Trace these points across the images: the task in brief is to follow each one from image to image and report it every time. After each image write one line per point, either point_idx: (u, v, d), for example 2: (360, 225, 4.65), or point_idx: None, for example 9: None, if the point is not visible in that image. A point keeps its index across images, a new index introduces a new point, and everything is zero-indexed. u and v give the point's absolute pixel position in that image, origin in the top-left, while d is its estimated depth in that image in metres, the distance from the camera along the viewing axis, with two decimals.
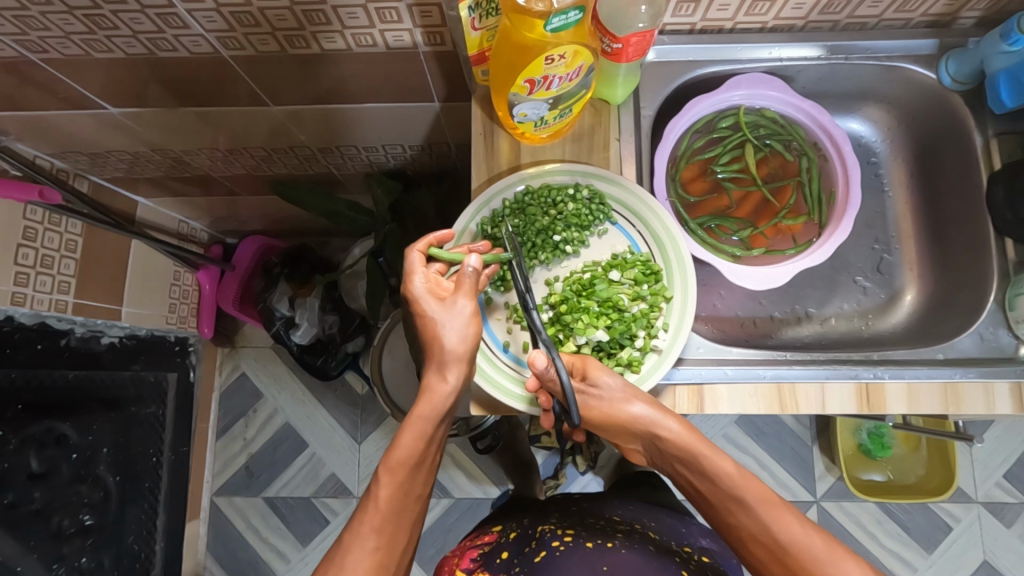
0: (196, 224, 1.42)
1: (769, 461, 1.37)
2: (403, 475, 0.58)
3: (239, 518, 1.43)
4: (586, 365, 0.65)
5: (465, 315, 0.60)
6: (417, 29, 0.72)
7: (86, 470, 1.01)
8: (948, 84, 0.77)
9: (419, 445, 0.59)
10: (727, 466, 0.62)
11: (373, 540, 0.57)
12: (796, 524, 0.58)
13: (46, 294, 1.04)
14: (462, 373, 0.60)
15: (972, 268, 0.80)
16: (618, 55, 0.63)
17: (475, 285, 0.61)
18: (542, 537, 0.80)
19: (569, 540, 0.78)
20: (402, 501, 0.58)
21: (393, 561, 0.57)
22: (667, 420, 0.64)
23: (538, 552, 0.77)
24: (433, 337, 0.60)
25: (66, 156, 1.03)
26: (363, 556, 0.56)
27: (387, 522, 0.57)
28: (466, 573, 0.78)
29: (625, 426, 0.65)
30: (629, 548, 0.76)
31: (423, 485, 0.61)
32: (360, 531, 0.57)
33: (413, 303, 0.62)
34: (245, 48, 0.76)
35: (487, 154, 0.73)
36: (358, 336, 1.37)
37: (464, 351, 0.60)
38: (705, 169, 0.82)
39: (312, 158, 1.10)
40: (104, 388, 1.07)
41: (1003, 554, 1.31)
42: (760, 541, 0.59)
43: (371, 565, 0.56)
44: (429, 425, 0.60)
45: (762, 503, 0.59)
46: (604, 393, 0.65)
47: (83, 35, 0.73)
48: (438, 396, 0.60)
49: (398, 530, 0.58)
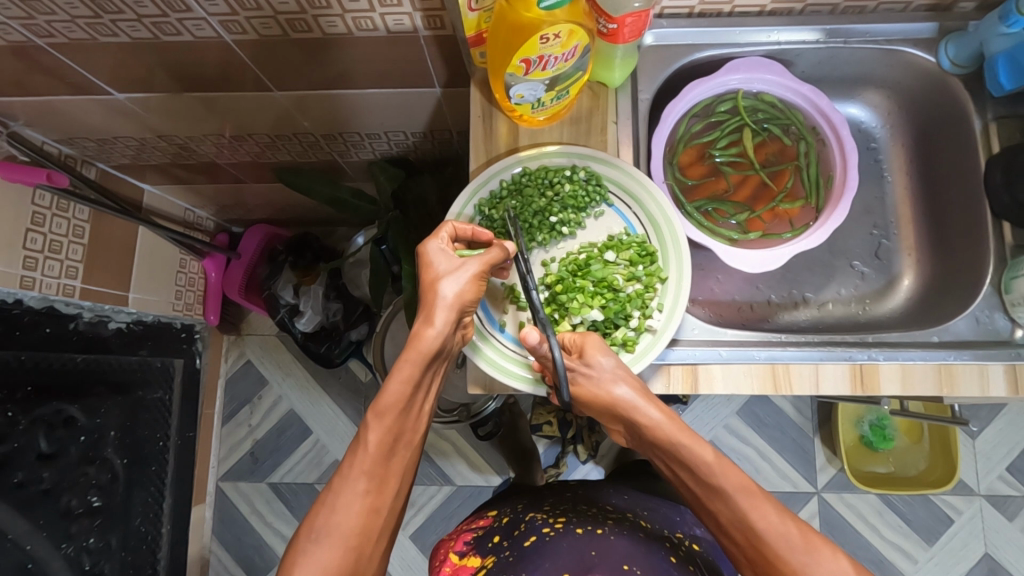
0: (201, 212, 1.43)
1: (769, 451, 1.37)
2: (391, 420, 0.59)
3: (244, 502, 1.45)
4: (586, 343, 0.65)
5: (467, 274, 0.62)
6: (417, 13, 0.73)
7: (93, 452, 1.05)
8: (948, 67, 0.77)
9: (406, 390, 0.60)
10: (706, 455, 0.61)
11: (363, 483, 0.58)
12: (773, 513, 0.58)
13: (54, 279, 1.04)
14: (449, 320, 0.61)
15: (972, 252, 0.80)
16: (614, 36, 0.64)
17: (495, 260, 0.64)
18: (533, 523, 0.81)
19: (560, 526, 0.79)
20: (391, 445, 0.59)
21: (383, 504, 0.59)
22: (647, 407, 0.63)
23: (529, 536, 0.78)
24: (432, 284, 0.62)
25: (73, 142, 1.05)
26: (354, 497, 0.57)
27: (377, 466, 0.59)
28: (458, 556, 0.80)
29: (609, 408, 0.64)
30: (619, 534, 0.76)
31: (412, 431, 0.62)
32: (351, 473, 0.58)
33: (422, 255, 0.64)
34: (247, 32, 0.77)
35: (486, 136, 0.73)
36: (362, 324, 1.39)
37: (455, 303, 0.61)
38: (703, 153, 0.82)
39: (316, 145, 1.10)
40: (116, 372, 1.11)
41: (1004, 547, 1.31)
42: (736, 527, 0.59)
43: (363, 507, 0.57)
44: (415, 369, 0.60)
45: (740, 492, 0.59)
46: (597, 372, 0.64)
47: (88, 19, 0.75)
48: (425, 341, 0.60)
49: (388, 474, 0.59)
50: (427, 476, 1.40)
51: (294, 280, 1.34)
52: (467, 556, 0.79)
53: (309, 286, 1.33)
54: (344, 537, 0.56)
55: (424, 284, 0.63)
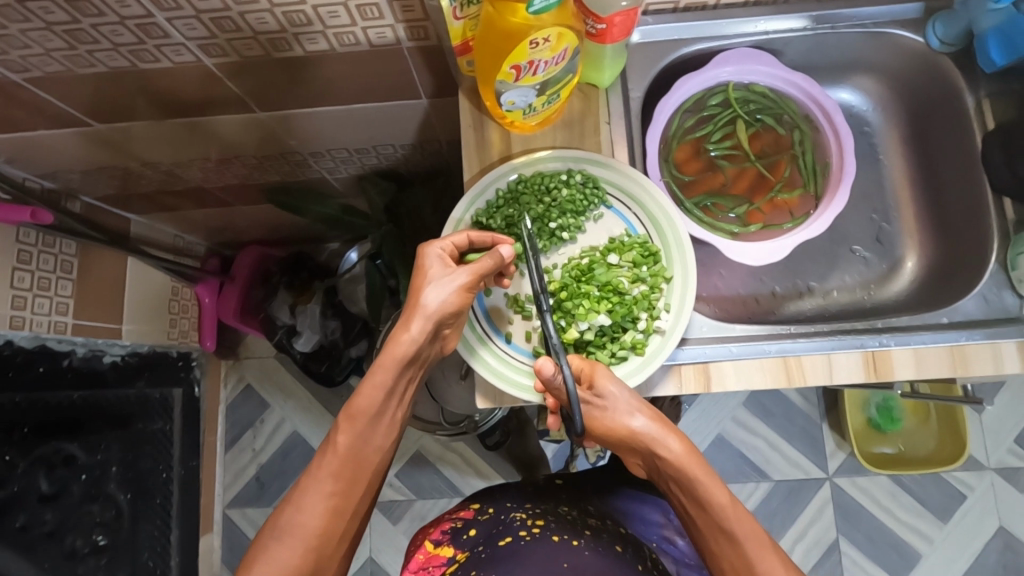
0: (190, 237, 1.41)
1: (779, 440, 1.37)
2: (360, 425, 0.63)
3: (252, 528, 1.42)
4: (595, 373, 0.63)
5: (453, 283, 0.62)
6: (399, 25, 0.72)
7: (96, 489, 1.04)
8: (937, 47, 0.77)
9: (377, 396, 0.63)
10: (720, 496, 0.61)
11: (330, 484, 0.61)
12: (779, 566, 0.59)
13: (45, 316, 0.98)
14: (423, 328, 0.62)
15: (972, 229, 0.80)
16: (603, 36, 0.63)
17: (486, 270, 0.62)
18: (511, 522, 0.77)
19: (537, 530, 0.75)
20: (360, 450, 0.63)
21: (348, 507, 0.62)
22: (669, 439, 0.64)
23: (504, 537, 0.75)
24: (417, 290, 0.63)
25: (56, 176, 1.03)
26: (319, 498, 0.60)
27: (344, 469, 0.62)
28: (433, 544, 0.78)
29: (626, 441, 0.65)
30: (593, 549, 0.72)
31: (382, 438, 0.64)
32: (318, 475, 0.61)
33: (421, 255, 0.65)
34: (228, 55, 0.76)
35: (478, 144, 0.72)
36: (362, 341, 1.37)
37: (433, 312, 0.62)
38: (698, 148, 0.81)
39: (303, 163, 1.09)
40: (116, 406, 1.09)
41: (1018, 520, 1.30)
42: (737, 571, 0.60)
43: (327, 508, 0.60)
44: (387, 375, 0.63)
45: (749, 538, 0.59)
46: (610, 402, 0.63)
47: (65, 51, 0.73)
48: (398, 349, 0.63)
49: (355, 477, 0.62)
50: (436, 488, 1.38)
51: (289, 300, 1.33)
52: (441, 545, 0.77)
53: (305, 305, 1.32)
54: (305, 537, 0.59)
55: (412, 287, 0.64)
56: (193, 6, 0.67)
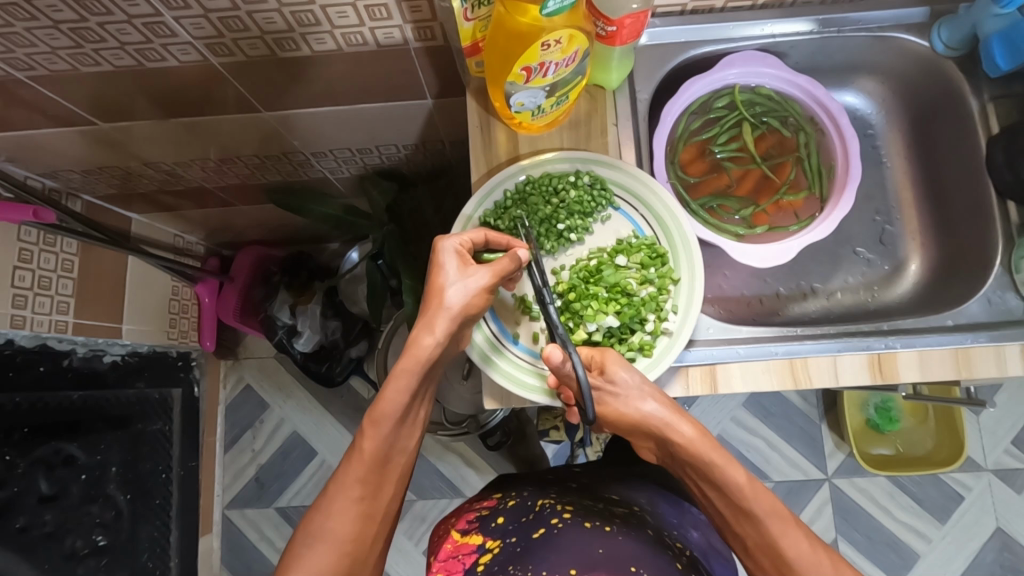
0: (190, 237, 1.40)
1: (778, 441, 1.37)
2: (386, 429, 0.59)
3: (252, 529, 1.42)
4: (606, 358, 0.63)
5: (475, 284, 0.61)
6: (407, 25, 0.72)
7: (96, 490, 1.03)
8: (942, 51, 0.78)
9: (402, 399, 0.60)
10: (739, 477, 0.58)
11: (358, 490, 0.58)
12: (804, 542, 0.56)
13: (46, 315, 0.99)
14: (449, 330, 0.60)
15: (976, 231, 0.80)
16: (612, 38, 0.63)
17: (506, 270, 0.62)
18: (542, 511, 0.77)
19: (568, 517, 0.73)
20: (387, 453, 0.60)
21: (377, 510, 0.59)
22: (680, 424, 0.61)
23: (537, 527, 0.73)
24: (437, 291, 0.61)
25: (57, 175, 1.02)
26: (348, 505, 0.57)
27: (372, 474, 0.59)
28: (461, 533, 0.77)
29: (639, 427, 0.62)
30: (627, 535, 0.71)
31: (407, 439, 0.61)
32: (345, 481, 0.58)
33: (436, 254, 0.63)
34: (234, 54, 0.76)
35: (485, 145, 0.72)
36: (362, 341, 1.38)
37: (458, 313, 0.61)
38: (703, 150, 0.81)
39: (306, 163, 1.08)
40: (117, 406, 1.09)
41: (1015, 520, 1.31)
42: (763, 553, 0.57)
43: (356, 514, 0.58)
44: (413, 378, 0.60)
45: (772, 517, 0.56)
46: (622, 389, 0.62)
47: (69, 50, 0.73)
48: (423, 351, 0.60)
49: (382, 481, 0.60)
50: (436, 489, 1.38)
51: (290, 300, 1.32)
52: (468, 533, 0.76)
53: (306, 305, 1.32)
54: (337, 543, 0.56)
55: (430, 288, 0.62)
56: (201, 6, 0.67)
